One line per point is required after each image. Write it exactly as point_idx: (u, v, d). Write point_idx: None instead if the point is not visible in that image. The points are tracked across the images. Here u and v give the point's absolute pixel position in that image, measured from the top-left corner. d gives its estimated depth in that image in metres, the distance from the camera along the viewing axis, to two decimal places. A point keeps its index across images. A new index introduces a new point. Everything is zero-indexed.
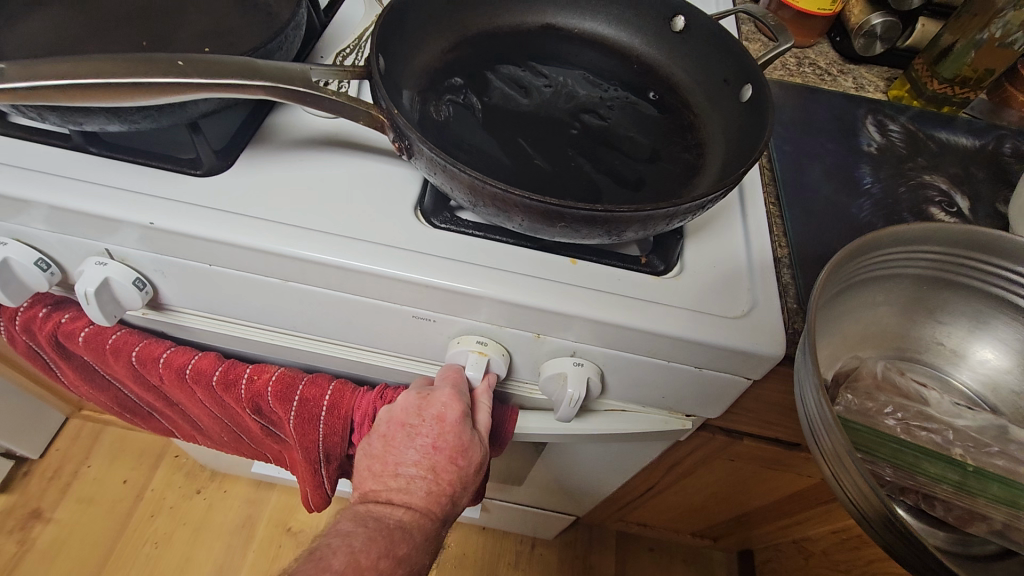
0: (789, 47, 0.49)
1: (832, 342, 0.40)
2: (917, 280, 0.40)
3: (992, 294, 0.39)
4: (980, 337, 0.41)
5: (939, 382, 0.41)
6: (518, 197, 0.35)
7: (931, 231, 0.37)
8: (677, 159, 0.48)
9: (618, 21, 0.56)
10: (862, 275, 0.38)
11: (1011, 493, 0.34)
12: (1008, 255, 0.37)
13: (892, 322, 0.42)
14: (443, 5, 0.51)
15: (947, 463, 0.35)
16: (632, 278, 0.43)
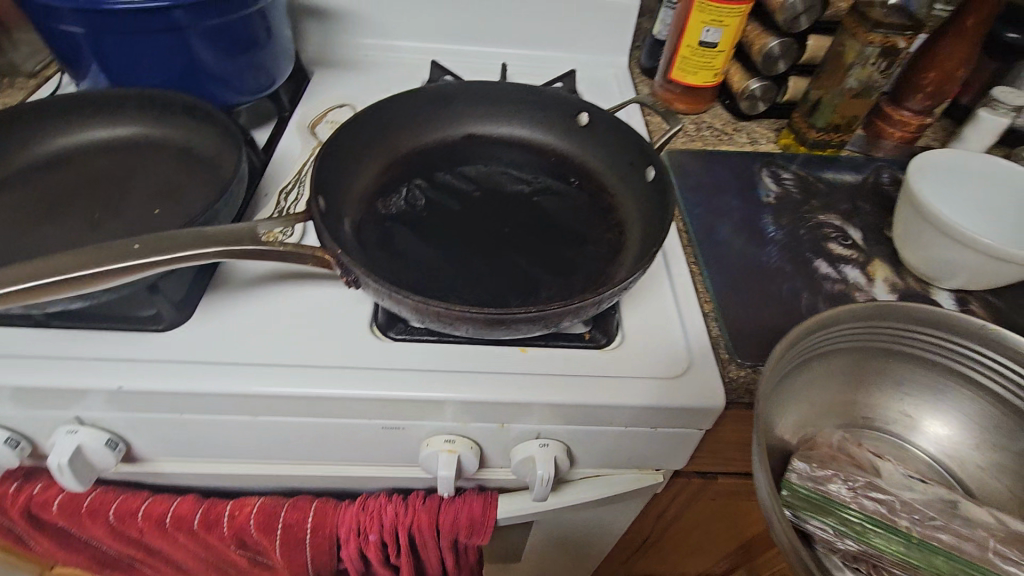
0: (680, 127, 0.56)
1: (794, 410, 0.44)
2: (883, 354, 0.45)
3: (938, 370, 0.45)
4: (933, 415, 0.46)
5: (892, 450, 0.46)
6: (466, 314, 0.40)
7: (896, 309, 0.43)
8: (602, 241, 0.53)
9: (531, 122, 0.63)
10: (823, 347, 0.43)
11: (952, 566, 0.37)
12: (967, 337, 0.42)
13: (848, 393, 0.46)
14: (372, 134, 0.57)
15: (894, 535, 0.39)
16: (579, 355, 0.48)
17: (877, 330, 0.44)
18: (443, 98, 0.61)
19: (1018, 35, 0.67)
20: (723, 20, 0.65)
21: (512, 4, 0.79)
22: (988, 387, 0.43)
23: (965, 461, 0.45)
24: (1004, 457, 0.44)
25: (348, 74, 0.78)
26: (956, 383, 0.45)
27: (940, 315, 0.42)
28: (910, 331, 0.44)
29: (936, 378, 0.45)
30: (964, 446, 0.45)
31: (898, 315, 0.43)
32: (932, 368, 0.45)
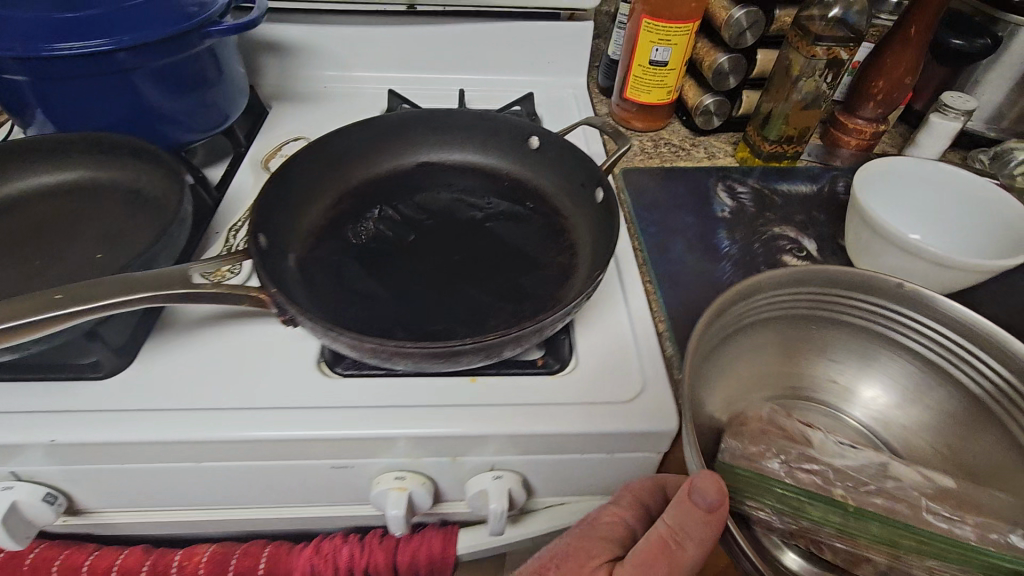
0: (627, 148, 0.56)
1: (726, 386, 0.44)
2: (806, 320, 0.46)
3: (860, 333, 0.46)
4: (860, 379, 0.47)
5: (825, 418, 0.47)
6: (407, 351, 0.39)
7: (814, 273, 0.43)
8: (554, 264, 0.53)
9: (483, 147, 0.63)
10: (748, 318, 0.44)
11: (890, 532, 0.34)
12: (882, 295, 0.44)
13: (780, 365, 0.47)
14: (320, 167, 0.57)
15: (829, 505, 0.35)
16: (531, 382, 0.47)
17: (806, 297, 0.44)
18: (392, 126, 0.61)
19: (961, 41, 0.66)
20: (671, 39, 0.66)
21: (468, 31, 0.80)
22: (914, 351, 0.45)
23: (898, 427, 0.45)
24: (930, 416, 0.45)
25: (308, 107, 0.79)
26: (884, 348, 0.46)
27: (857, 277, 0.43)
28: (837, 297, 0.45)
29: (864, 344, 0.46)
30: (896, 413, 0.46)
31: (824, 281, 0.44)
32: (854, 330, 0.46)
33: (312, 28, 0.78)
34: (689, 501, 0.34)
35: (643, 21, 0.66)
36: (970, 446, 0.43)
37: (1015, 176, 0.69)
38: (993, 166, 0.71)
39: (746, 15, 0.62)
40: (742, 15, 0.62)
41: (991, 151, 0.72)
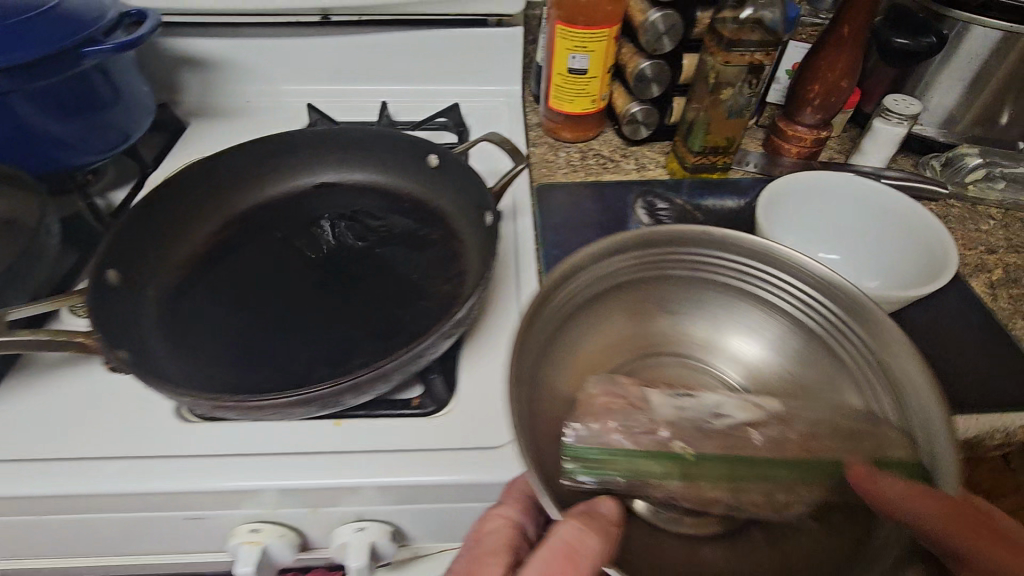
0: (521, 168, 0.52)
1: (581, 362, 0.40)
2: (632, 284, 0.42)
3: (687, 282, 0.42)
4: (698, 326, 0.43)
5: (685, 381, 0.42)
6: (225, 402, 0.37)
7: (620, 240, 0.39)
8: (437, 294, 0.50)
9: (383, 166, 0.60)
10: (568, 304, 0.39)
11: (731, 467, 0.34)
12: (689, 242, 0.41)
13: (616, 334, 0.42)
14: (200, 196, 0.56)
15: (659, 457, 0.34)
16: (402, 426, 0.44)
17: (623, 263, 0.40)
18: (284, 146, 0.59)
19: (906, 41, 0.61)
20: (587, 46, 0.62)
21: (390, 40, 0.77)
22: (777, 292, 0.41)
23: (791, 377, 0.41)
24: (776, 345, 0.42)
25: (228, 123, 0.76)
26: (749, 294, 0.42)
27: (662, 233, 0.40)
28: (675, 254, 0.42)
29: (728, 295, 0.42)
30: (786, 362, 0.42)
31: (653, 240, 0.40)
32: (678, 282, 0.42)
33: (227, 41, 0.76)
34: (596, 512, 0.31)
35: (557, 27, 0.62)
36: (816, 364, 0.41)
37: (966, 183, 0.65)
38: (944, 173, 0.67)
39: (662, 19, 0.58)
40: (658, 18, 0.58)
41: (943, 155, 0.68)
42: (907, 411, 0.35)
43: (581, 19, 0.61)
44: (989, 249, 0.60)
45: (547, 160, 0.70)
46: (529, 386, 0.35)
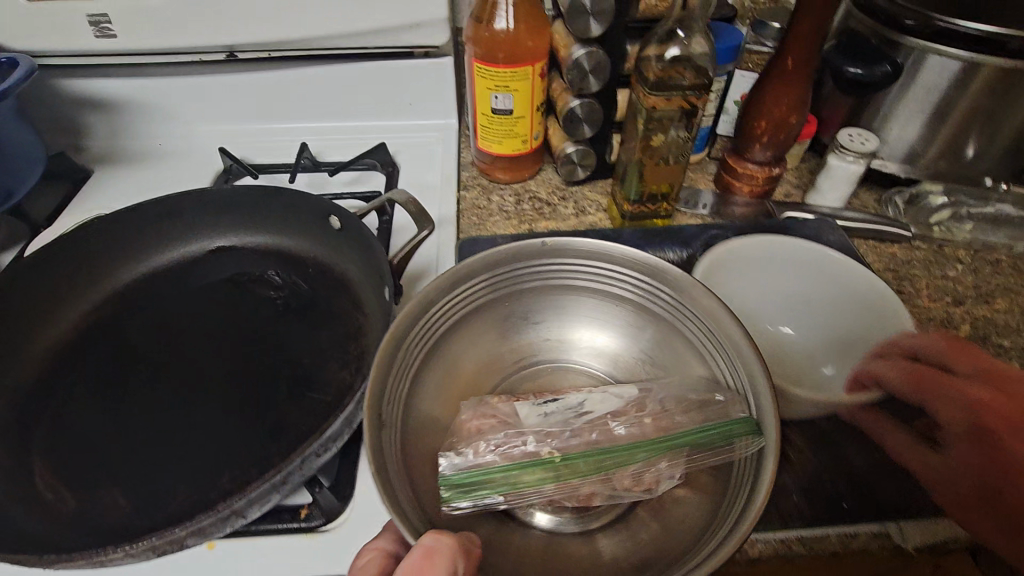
0: (425, 235, 0.46)
1: (457, 385, 0.43)
2: (494, 301, 0.44)
3: (545, 295, 0.46)
4: (563, 327, 0.47)
5: (560, 376, 0.46)
6: (29, 562, 0.31)
7: (466, 270, 0.41)
8: (329, 384, 0.43)
9: (283, 227, 0.54)
10: (435, 336, 0.40)
11: (595, 462, 0.36)
12: (534, 253, 0.43)
13: (492, 346, 0.45)
14: (74, 272, 0.51)
15: (532, 467, 0.36)
16: (282, 548, 0.39)
17: (480, 284, 0.42)
18: (168, 211, 0.53)
19: (859, 69, 0.55)
20: (509, 85, 0.56)
21: (306, 75, 0.70)
22: (618, 285, 0.44)
23: (652, 365, 0.45)
24: (633, 331, 0.46)
25: (134, 170, 0.70)
26: (598, 299, 0.46)
27: (508, 251, 0.42)
28: (523, 272, 0.44)
29: (583, 305, 0.46)
30: (637, 351, 0.46)
31: (498, 262, 0.42)
32: (536, 293, 0.45)
33: (126, 80, 0.69)
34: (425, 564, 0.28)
35: (476, 65, 0.57)
36: (665, 343, 0.44)
37: (931, 224, 0.61)
38: (907, 211, 0.62)
39: (587, 56, 0.52)
40: (582, 56, 0.52)
41: (907, 191, 0.63)
42: (740, 370, 0.37)
43: (501, 57, 0.55)
44: (955, 300, 0.54)
45: (478, 207, 0.64)
46: (400, 432, 0.36)
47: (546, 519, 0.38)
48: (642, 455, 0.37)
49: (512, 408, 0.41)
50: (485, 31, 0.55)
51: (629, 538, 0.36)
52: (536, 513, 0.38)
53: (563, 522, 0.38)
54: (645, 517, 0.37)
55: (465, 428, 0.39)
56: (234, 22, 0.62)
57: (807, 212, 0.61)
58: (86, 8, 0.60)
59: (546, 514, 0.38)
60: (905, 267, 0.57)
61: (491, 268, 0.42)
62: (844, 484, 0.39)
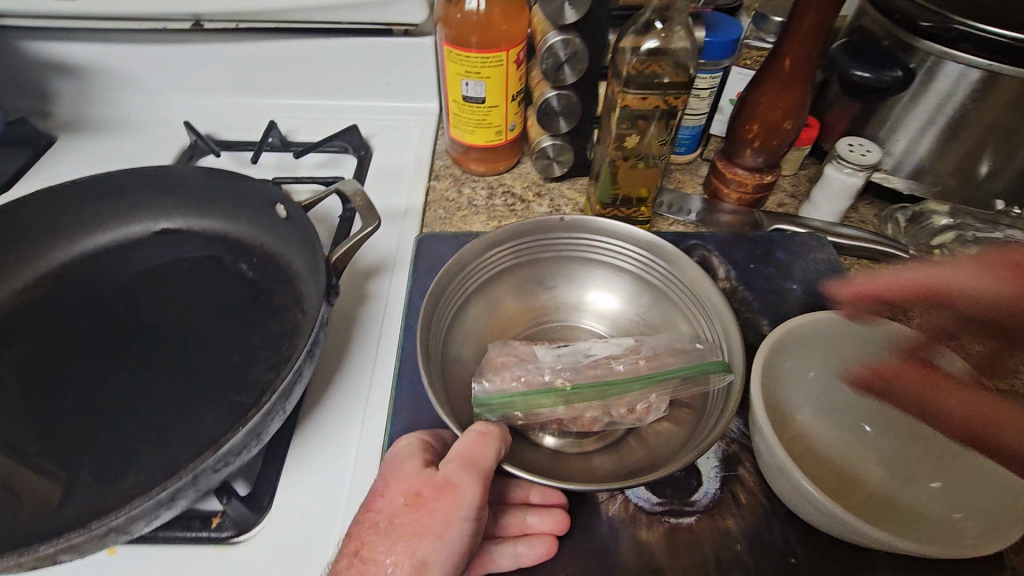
0: (369, 232, 0.43)
1: (491, 332, 0.45)
2: (518, 264, 0.47)
3: (563, 264, 0.48)
4: (577, 291, 0.48)
5: (580, 333, 0.47)
6: None
7: (495, 237, 0.44)
8: (254, 386, 0.41)
9: (232, 212, 0.52)
10: (472, 286, 0.44)
11: (600, 390, 0.40)
12: (550, 228, 0.46)
13: (518, 303, 0.47)
14: (13, 246, 0.49)
15: (544, 393, 0.39)
16: (186, 559, 0.36)
17: (506, 248, 0.45)
18: (109, 190, 0.51)
19: (868, 74, 0.50)
20: (481, 72, 0.52)
21: (281, 49, 0.66)
22: (617, 258, 0.47)
23: (644, 324, 0.47)
24: (633, 292, 0.47)
25: (95, 139, 0.67)
26: (599, 271, 0.48)
27: (530, 225, 0.45)
28: (545, 243, 0.47)
29: (588, 278, 0.48)
30: (636, 313, 0.47)
31: (525, 231, 0.45)
32: (557, 261, 0.48)
33: (97, 46, 0.66)
34: (484, 441, 0.33)
35: (447, 48, 0.53)
36: (660, 304, 0.46)
37: (932, 247, 0.55)
38: (907, 231, 0.57)
39: (563, 44, 0.48)
40: (558, 43, 0.48)
41: (909, 210, 0.58)
42: (715, 320, 0.41)
43: (474, 41, 0.52)
44: None
45: (447, 199, 0.60)
46: (441, 361, 0.40)
47: (552, 440, 0.41)
48: (635, 388, 0.40)
49: (531, 351, 0.43)
50: (455, 11, 0.51)
51: (621, 458, 0.39)
52: (545, 435, 0.41)
53: (567, 443, 0.41)
54: (634, 444, 0.40)
55: (492, 362, 0.42)
56: None
57: (795, 224, 0.56)
58: None
59: (553, 437, 0.41)
60: None
61: (514, 237, 0.45)
62: (792, 529, 0.36)
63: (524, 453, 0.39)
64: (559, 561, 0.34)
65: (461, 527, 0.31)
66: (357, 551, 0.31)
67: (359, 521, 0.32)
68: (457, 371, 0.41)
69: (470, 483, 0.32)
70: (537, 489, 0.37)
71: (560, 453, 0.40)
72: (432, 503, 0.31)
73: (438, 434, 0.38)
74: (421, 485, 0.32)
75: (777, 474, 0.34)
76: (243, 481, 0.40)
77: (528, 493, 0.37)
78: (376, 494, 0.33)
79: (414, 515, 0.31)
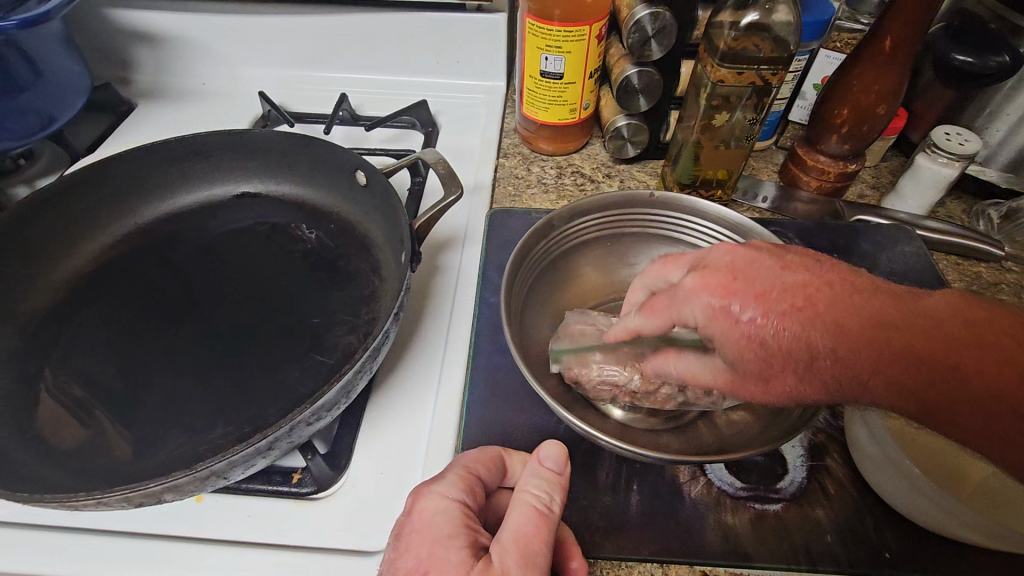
0: (452, 201, 0.43)
1: (569, 303, 0.46)
2: (602, 238, 0.46)
3: (648, 243, 0.47)
4: None
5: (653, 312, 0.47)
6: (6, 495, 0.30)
7: (585, 206, 0.44)
8: (335, 347, 0.41)
9: (312, 180, 0.53)
10: (555, 253, 0.44)
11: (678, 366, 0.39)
12: (637, 204, 0.45)
13: (599, 278, 0.47)
14: (102, 203, 0.51)
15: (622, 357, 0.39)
16: (267, 510, 0.37)
17: (595, 220, 0.45)
18: (195, 152, 0.52)
19: (971, 58, 0.49)
20: (561, 46, 0.52)
21: (355, 23, 0.67)
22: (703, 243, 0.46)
23: None
24: None
25: (172, 107, 0.69)
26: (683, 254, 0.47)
27: (619, 199, 0.45)
28: (630, 218, 0.46)
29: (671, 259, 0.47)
30: None
31: (614, 204, 0.45)
32: (641, 239, 0.47)
33: (178, 16, 0.67)
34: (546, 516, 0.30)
35: (529, 22, 0.52)
36: None
37: None
38: (1001, 228, 0.54)
39: (652, 18, 0.47)
40: (647, 16, 0.47)
41: (1005, 205, 0.54)
42: None
43: (557, 14, 0.51)
44: None
45: (516, 177, 0.60)
46: (519, 324, 0.40)
47: (621, 414, 0.40)
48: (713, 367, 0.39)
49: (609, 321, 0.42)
50: None
51: (691, 439, 0.38)
52: (613, 408, 0.40)
53: (636, 419, 0.40)
54: (704, 428, 0.39)
55: (569, 332, 0.41)
56: None
57: (881, 217, 0.54)
58: None
59: (621, 411, 0.40)
60: (992, 292, 0.50)
61: (603, 209, 0.45)
62: (888, 527, 0.34)
63: (602, 428, 0.38)
64: (639, 539, 0.34)
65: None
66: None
67: None
68: (534, 344, 0.41)
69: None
70: (577, 555, 0.31)
71: (627, 426, 0.39)
72: None
73: (484, 463, 0.33)
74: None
75: (884, 471, 0.34)
76: (321, 439, 0.40)
77: (567, 559, 0.31)
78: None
79: None
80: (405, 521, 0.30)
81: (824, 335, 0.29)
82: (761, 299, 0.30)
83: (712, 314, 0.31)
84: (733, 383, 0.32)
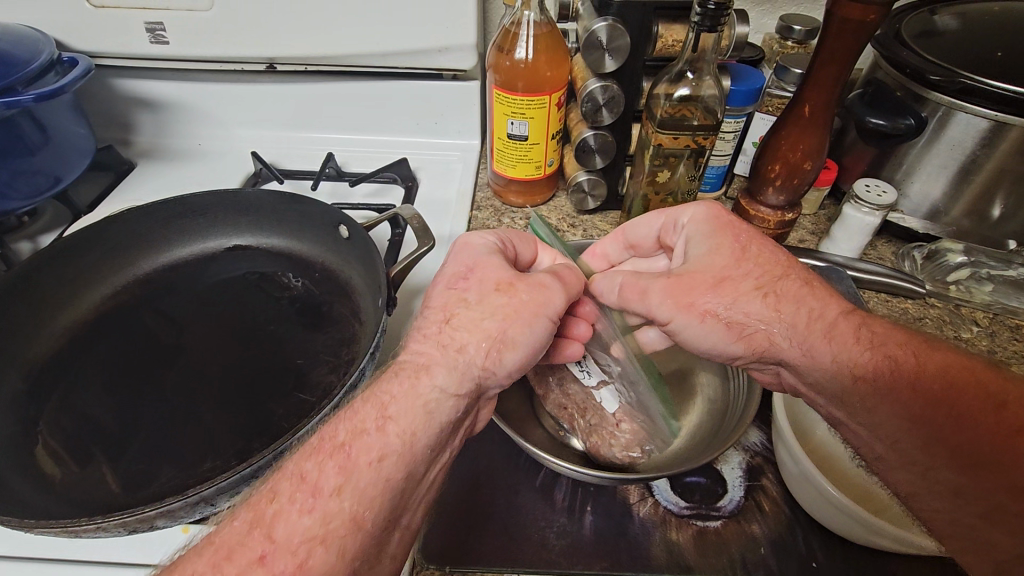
0: (425, 251, 0.48)
1: None
2: None
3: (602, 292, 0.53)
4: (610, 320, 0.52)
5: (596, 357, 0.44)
6: (9, 523, 0.33)
7: None
8: (317, 385, 0.45)
9: (300, 233, 0.58)
10: None
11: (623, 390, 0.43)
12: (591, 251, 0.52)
13: None
14: (104, 255, 0.56)
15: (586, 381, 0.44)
16: None
17: None
18: (194, 208, 0.58)
19: (883, 121, 0.54)
20: (525, 112, 0.58)
21: (341, 90, 0.74)
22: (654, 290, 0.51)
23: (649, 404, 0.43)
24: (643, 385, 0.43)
25: (170, 166, 0.74)
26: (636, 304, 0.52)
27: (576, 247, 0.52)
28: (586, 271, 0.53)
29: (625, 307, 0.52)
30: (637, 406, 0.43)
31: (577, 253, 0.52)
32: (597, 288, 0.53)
33: (180, 86, 0.74)
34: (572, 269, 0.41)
35: (496, 92, 0.59)
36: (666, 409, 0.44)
37: (948, 283, 0.60)
38: (925, 268, 0.61)
39: (602, 89, 0.53)
40: (597, 88, 0.53)
41: (926, 248, 0.62)
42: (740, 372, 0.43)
43: (520, 84, 0.57)
44: None
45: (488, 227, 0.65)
46: None
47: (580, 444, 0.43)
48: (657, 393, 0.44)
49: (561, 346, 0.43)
50: (505, 60, 0.57)
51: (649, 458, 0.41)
52: (572, 438, 0.43)
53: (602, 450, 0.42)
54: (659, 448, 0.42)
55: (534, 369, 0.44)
56: (277, 39, 0.66)
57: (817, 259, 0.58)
58: (146, 16, 0.64)
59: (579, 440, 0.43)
60: (919, 324, 0.56)
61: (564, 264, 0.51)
62: (817, 542, 0.38)
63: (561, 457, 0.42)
64: (593, 555, 0.37)
65: (540, 320, 0.36)
66: (448, 319, 0.35)
67: (443, 307, 0.36)
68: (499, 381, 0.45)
69: (553, 280, 0.38)
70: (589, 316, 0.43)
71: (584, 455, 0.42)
72: (523, 291, 0.36)
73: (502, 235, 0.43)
74: (515, 280, 0.37)
75: (800, 482, 0.38)
76: None
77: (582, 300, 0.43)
78: (459, 279, 0.38)
79: (505, 296, 0.36)
80: (452, 248, 0.41)
81: (779, 269, 0.40)
82: (745, 232, 0.42)
83: (705, 226, 0.42)
84: (682, 286, 0.39)
